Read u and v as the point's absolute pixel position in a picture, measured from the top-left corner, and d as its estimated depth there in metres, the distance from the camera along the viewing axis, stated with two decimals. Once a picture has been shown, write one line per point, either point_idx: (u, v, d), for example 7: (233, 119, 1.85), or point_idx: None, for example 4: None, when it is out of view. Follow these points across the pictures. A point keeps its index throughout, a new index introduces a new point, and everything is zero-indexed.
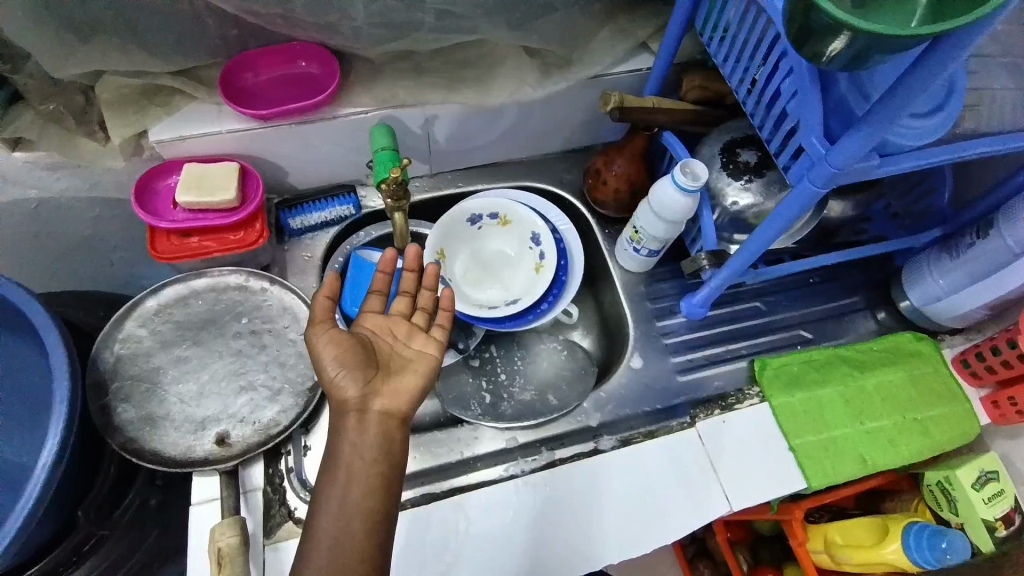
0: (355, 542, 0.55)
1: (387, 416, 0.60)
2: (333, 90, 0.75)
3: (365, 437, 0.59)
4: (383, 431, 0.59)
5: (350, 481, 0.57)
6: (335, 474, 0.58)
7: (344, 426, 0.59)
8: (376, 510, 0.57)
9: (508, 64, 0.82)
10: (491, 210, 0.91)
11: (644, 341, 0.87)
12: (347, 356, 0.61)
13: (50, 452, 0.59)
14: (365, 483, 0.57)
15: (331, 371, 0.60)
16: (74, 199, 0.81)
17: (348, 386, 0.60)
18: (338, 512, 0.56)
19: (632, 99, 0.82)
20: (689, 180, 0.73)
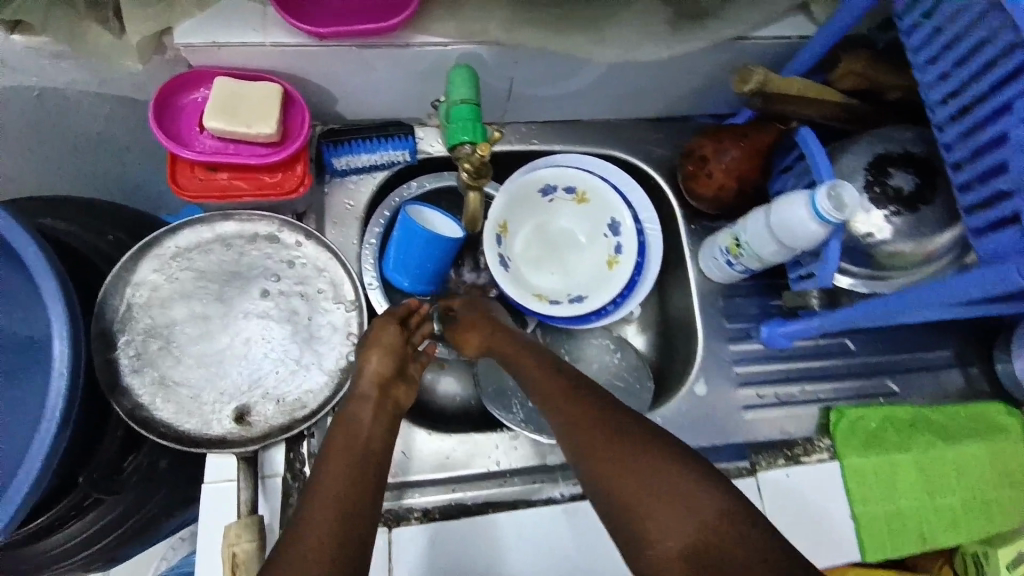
0: (367, 490, 0.50)
1: (396, 405, 0.59)
2: (411, 11, 0.58)
3: (379, 411, 0.57)
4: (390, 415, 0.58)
5: (371, 429, 0.55)
6: (349, 432, 0.55)
7: (363, 394, 0.58)
8: (379, 468, 0.53)
9: (633, 8, 0.63)
10: (568, 183, 0.77)
11: (713, 365, 0.78)
12: (392, 344, 0.61)
13: (49, 424, 0.52)
14: (380, 441, 0.55)
15: (372, 349, 0.60)
16: (83, 91, 0.67)
17: (381, 365, 0.60)
18: (347, 451, 0.52)
19: (781, 80, 0.64)
20: (830, 207, 0.58)
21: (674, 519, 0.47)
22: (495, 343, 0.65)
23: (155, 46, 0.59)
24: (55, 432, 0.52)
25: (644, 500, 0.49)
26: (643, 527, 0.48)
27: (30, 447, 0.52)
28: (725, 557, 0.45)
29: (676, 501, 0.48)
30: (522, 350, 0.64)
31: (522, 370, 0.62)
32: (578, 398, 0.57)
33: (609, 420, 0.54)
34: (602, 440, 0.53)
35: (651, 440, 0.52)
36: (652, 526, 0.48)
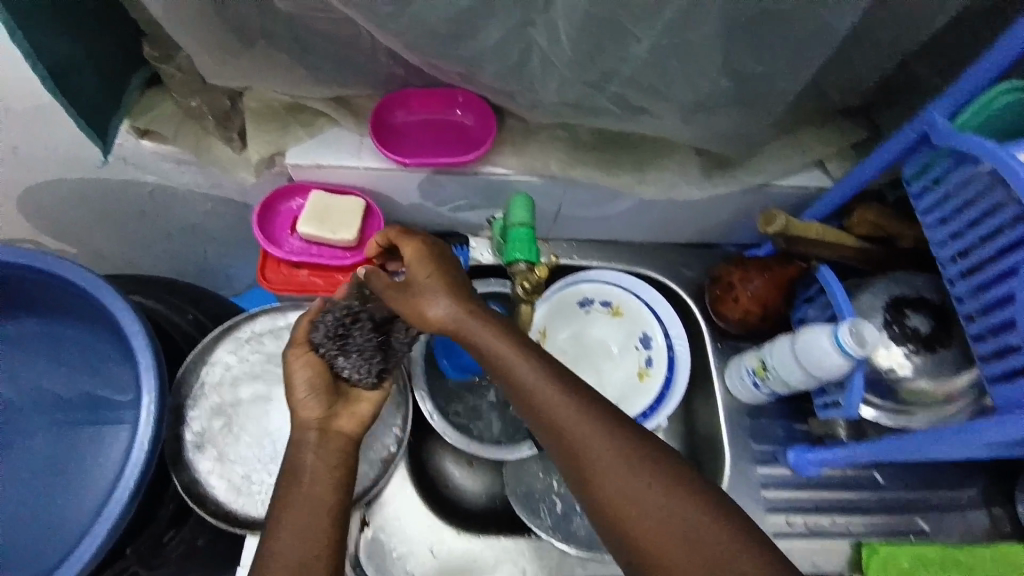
0: (318, 533, 0.55)
1: (346, 439, 0.61)
2: (483, 150, 0.68)
3: (326, 454, 0.59)
4: (342, 451, 0.60)
5: (315, 481, 0.57)
6: (299, 478, 0.57)
7: (305, 440, 0.60)
8: (337, 509, 0.57)
9: (673, 157, 0.73)
10: (604, 297, 0.85)
11: (741, 488, 0.78)
12: (320, 381, 0.61)
13: (126, 487, 0.57)
14: (329, 480, 0.58)
15: (299, 393, 0.61)
16: (190, 191, 0.77)
17: (313, 408, 0.60)
18: (298, 512, 0.55)
19: (800, 225, 0.71)
20: (853, 343, 0.63)
21: (691, 561, 0.49)
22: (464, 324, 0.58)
23: (267, 163, 0.69)
24: (124, 504, 0.56)
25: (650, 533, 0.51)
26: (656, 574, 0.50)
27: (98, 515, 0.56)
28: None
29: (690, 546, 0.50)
30: (493, 333, 0.58)
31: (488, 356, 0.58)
32: (572, 413, 0.55)
33: (607, 449, 0.54)
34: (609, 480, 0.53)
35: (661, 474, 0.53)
36: (671, 566, 0.50)
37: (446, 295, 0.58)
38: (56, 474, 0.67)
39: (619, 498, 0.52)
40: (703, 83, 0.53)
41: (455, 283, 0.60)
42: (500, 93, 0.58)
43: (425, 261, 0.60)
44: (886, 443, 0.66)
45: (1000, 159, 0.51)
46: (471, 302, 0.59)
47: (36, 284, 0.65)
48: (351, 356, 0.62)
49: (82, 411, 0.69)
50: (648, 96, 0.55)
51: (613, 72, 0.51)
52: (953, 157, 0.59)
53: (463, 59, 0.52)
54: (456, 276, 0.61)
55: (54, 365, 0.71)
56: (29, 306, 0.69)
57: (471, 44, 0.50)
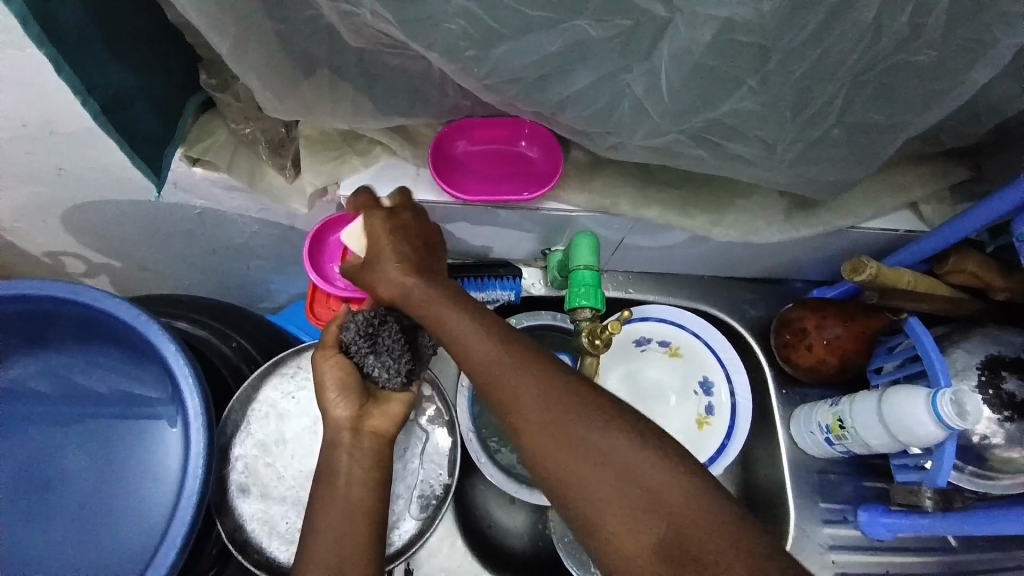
0: (355, 536, 0.53)
1: (378, 436, 0.58)
2: (550, 186, 0.64)
3: (362, 452, 0.57)
4: (376, 448, 0.57)
5: (351, 483, 0.55)
6: (332, 482, 0.55)
7: (339, 442, 0.57)
8: (372, 509, 0.55)
9: (752, 195, 0.67)
10: (663, 336, 0.80)
11: (804, 548, 0.74)
12: (350, 382, 0.59)
13: (174, 539, 0.55)
14: (365, 481, 0.56)
15: (330, 394, 0.58)
16: (238, 214, 0.74)
17: (343, 407, 0.58)
18: (337, 509, 0.54)
19: (892, 273, 0.65)
20: (951, 413, 0.57)
21: (632, 515, 0.45)
22: (432, 293, 0.56)
23: (320, 192, 0.66)
24: (173, 558, 0.54)
25: (641, 507, 0.45)
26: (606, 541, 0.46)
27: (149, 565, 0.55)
28: (699, 553, 0.43)
29: (620, 482, 0.46)
30: (434, 291, 0.56)
31: (445, 323, 0.54)
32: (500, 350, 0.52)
33: (564, 403, 0.49)
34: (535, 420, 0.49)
35: (589, 406, 0.49)
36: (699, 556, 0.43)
37: (398, 265, 0.57)
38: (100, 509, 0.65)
39: (614, 485, 0.46)
40: (812, 132, 0.48)
41: (411, 250, 0.58)
42: (581, 134, 0.54)
43: (390, 236, 0.58)
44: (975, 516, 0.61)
45: None
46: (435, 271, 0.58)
47: (85, 315, 0.63)
48: (381, 355, 0.61)
49: (116, 445, 0.67)
50: (749, 145, 0.50)
51: (713, 123, 0.47)
52: None
53: (549, 102, 0.48)
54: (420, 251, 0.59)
55: (96, 393, 0.68)
56: (76, 334, 0.67)
57: (560, 89, 0.46)
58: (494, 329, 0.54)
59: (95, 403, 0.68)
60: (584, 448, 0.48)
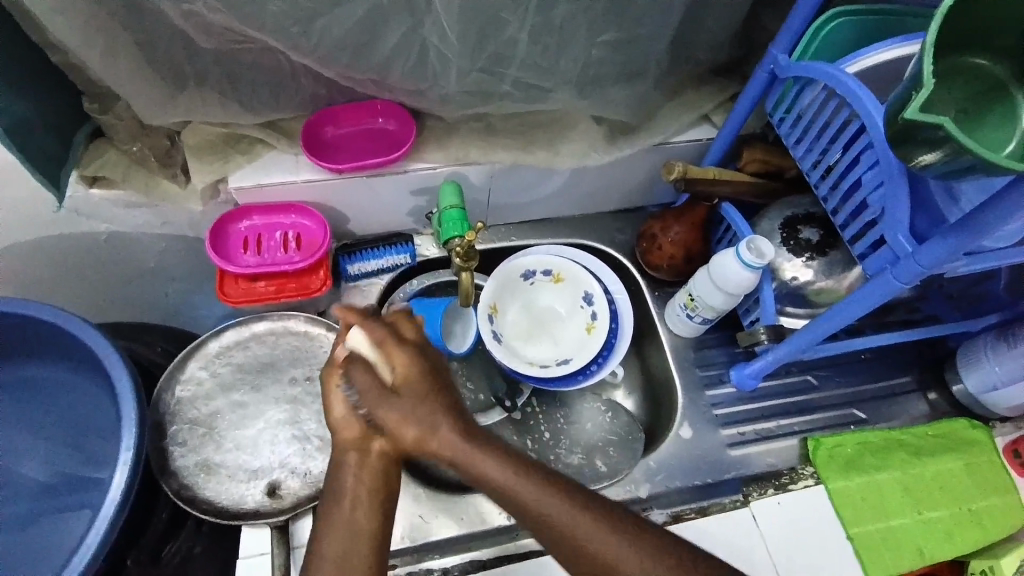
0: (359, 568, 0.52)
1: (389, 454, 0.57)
2: (408, 148, 0.76)
3: (368, 476, 0.56)
4: (383, 467, 0.57)
5: (357, 509, 0.54)
6: (339, 499, 0.55)
7: (346, 461, 0.56)
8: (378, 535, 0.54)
9: (578, 128, 0.83)
10: (545, 267, 0.93)
11: (692, 411, 0.86)
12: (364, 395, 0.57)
13: (114, 497, 0.61)
14: (372, 511, 0.55)
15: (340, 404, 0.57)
16: (145, 233, 0.82)
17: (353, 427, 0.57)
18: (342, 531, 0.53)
19: (695, 170, 0.82)
20: (752, 257, 0.74)
21: None
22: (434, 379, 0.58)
23: (212, 191, 0.76)
24: (115, 512, 0.61)
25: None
26: None
27: (93, 523, 0.61)
28: None
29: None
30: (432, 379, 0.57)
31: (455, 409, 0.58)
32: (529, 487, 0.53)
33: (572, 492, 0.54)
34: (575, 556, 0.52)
35: (612, 527, 0.52)
36: None
37: (411, 359, 0.58)
38: (72, 500, 0.75)
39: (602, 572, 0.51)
40: (576, 53, 0.64)
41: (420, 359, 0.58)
42: (413, 92, 0.67)
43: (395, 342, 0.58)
44: (798, 337, 0.74)
45: (834, 76, 0.63)
46: (438, 371, 0.58)
47: (30, 330, 0.71)
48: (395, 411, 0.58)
49: (81, 445, 0.78)
50: (536, 72, 0.66)
51: (500, 57, 0.62)
52: (798, 83, 0.70)
53: (373, 64, 0.61)
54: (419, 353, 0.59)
55: (67, 405, 0.79)
56: (28, 350, 0.75)
57: (375, 52, 0.60)
58: (534, 475, 0.55)
59: (65, 412, 0.78)
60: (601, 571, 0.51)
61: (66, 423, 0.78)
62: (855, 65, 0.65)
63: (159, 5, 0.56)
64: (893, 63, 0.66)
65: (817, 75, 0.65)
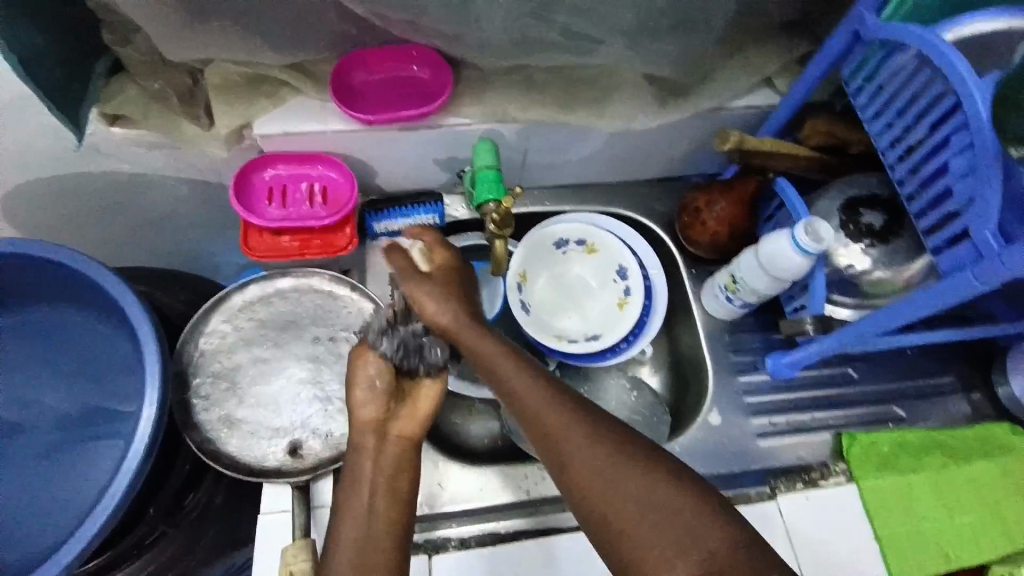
0: (377, 552, 0.55)
1: (404, 439, 0.61)
2: (442, 99, 0.71)
3: (386, 456, 0.60)
4: (401, 451, 0.61)
5: (376, 494, 0.58)
6: (358, 488, 0.58)
7: (364, 444, 0.61)
8: (401, 521, 0.57)
9: (626, 86, 0.76)
10: (578, 236, 0.88)
11: (723, 397, 0.83)
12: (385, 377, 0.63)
13: (138, 449, 0.61)
14: (390, 493, 0.58)
15: (358, 392, 0.62)
16: (166, 176, 0.79)
17: (371, 411, 0.62)
18: (360, 513, 0.57)
19: (752, 140, 0.75)
20: (810, 241, 0.68)
21: (628, 506, 0.51)
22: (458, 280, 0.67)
23: (236, 136, 0.71)
24: (138, 465, 0.60)
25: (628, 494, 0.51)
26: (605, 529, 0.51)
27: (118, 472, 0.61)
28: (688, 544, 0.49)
29: (653, 511, 0.51)
30: (457, 285, 0.66)
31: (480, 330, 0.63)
32: (538, 398, 0.58)
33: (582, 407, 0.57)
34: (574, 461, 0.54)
35: (616, 441, 0.55)
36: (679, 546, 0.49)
37: (453, 269, 0.68)
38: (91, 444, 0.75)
39: (602, 483, 0.53)
40: None
41: (464, 268, 0.69)
42: (451, 37, 0.61)
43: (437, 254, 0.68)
44: (850, 328, 0.69)
45: (931, 42, 0.55)
46: (467, 282, 0.68)
47: (50, 271, 0.69)
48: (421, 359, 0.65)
49: (102, 390, 0.77)
50: (588, 19, 0.59)
51: None
52: (885, 47, 0.61)
53: (409, 2, 0.55)
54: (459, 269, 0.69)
55: (88, 347, 0.78)
56: (52, 291, 0.74)
57: None
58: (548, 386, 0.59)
59: (90, 357, 0.78)
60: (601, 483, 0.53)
61: (88, 366, 0.78)
62: (951, 34, 0.57)
63: None
64: (1003, 32, 0.57)
65: (910, 40, 0.57)
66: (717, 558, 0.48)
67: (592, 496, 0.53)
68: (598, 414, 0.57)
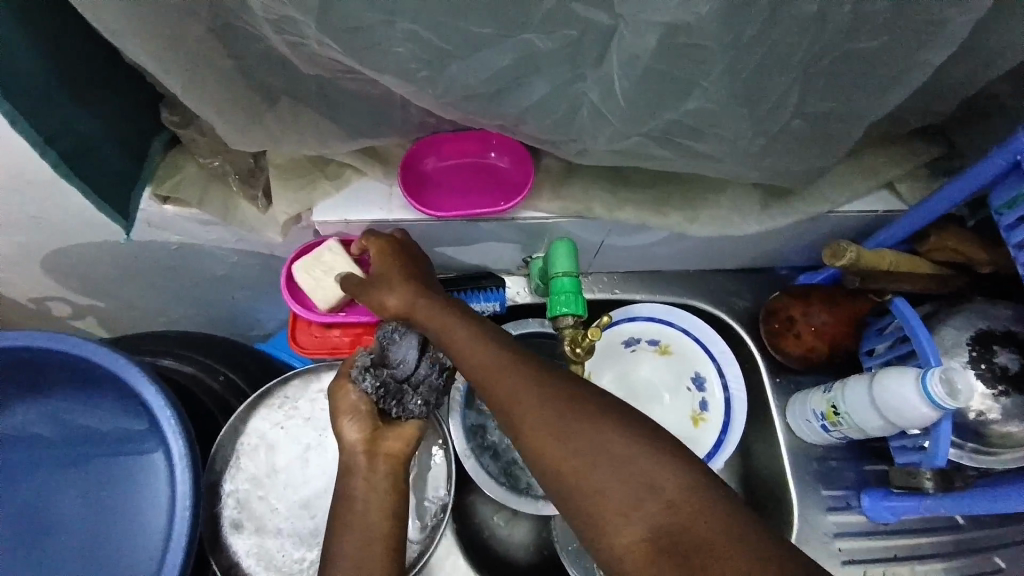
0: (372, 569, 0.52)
1: (393, 457, 0.58)
2: (521, 195, 0.64)
3: (378, 476, 0.56)
4: (393, 470, 0.57)
5: (369, 507, 0.55)
6: (348, 505, 0.55)
7: (355, 468, 0.57)
8: (391, 536, 0.54)
9: (727, 187, 0.67)
10: (651, 335, 0.79)
11: (811, 540, 0.73)
12: (361, 406, 0.59)
13: None
14: (383, 508, 0.55)
15: (343, 420, 0.59)
16: (215, 246, 0.74)
17: (356, 431, 0.58)
18: (354, 529, 0.53)
19: (869, 257, 0.66)
20: (942, 393, 0.57)
21: (639, 505, 0.47)
22: (419, 276, 0.61)
23: (293, 221, 0.66)
24: None
25: (620, 479, 0.48)
26: (617, 533, 0.47)
27: None
28: (704, 543, 0.44)
29: (649, 500, 0.47)
30: (413, 275, 0.61)
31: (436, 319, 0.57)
32: (513, 381, 0.53)
33: (563, 390, 0.53)
34: (565, 448, 0.50)
35: (607, 421, 0.51)
36: (695, 538, 0.45)
37: (408, 261, 0.62)
38: None
39: (596, 472, 0.49)
40: (772, 124, 0.48)
41: (418, 256, 0.63)
42: (546, 143, 0.54)
43: (390, 254, 0.62)
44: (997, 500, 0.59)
45: None
46: (425, 271, 0.62)
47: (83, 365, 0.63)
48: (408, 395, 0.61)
49: None
50: (710, 140, 0.50)
51: (674, 122, 0.48)
52: None
53: (509, 115, 0.48)
54: (409, 257, 0.63)
55: None
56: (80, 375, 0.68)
57: (515, 103, 0.46)
58: (522, 366, 0.54)
59: None
60: (597, 477, 0.49)
61: None
62: None
63: (256, 25, 0.44)
64: None
65: None
66: (718, 542, 0.44)
67: (588, 493, 0.49)
68: (616, 414, 0.51)
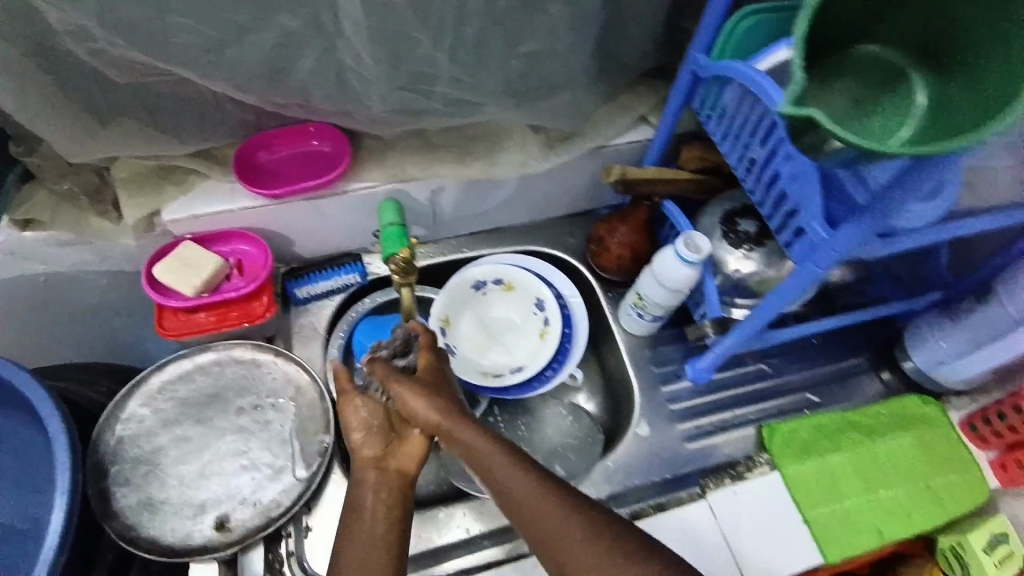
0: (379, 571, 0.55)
1: (402, 474, 0.60)
2: (343, 168, 0.77)
3: (385, 491, 0.59)
4: (400, 488, 0.59)
5: (376, 519, 0.57)
6: (360, 516, 0.57)
7: (365, 479, 0.60)
8: (396, 544, 0.57)
9: (513, 138, 0.83)
10: (496, 277, 0.93)
11: (649, 408, 0.87)
12: (375, 419, 0.63)
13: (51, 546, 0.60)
14: (390, 516, 0.58)
15: (356, 433, 0.62)
16: (82, 270, 0.81)
17: (372, 446, 0.61)
18: (359, 544, 0.56)
19: (635, 171, 0.83)
20: (691, 252, 0.75)
21: None
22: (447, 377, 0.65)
23: (146, 225, 0.75)
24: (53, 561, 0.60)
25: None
26: None
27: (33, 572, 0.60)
28: None
29: None
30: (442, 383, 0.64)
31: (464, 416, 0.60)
32: (524, 484, 0.57)
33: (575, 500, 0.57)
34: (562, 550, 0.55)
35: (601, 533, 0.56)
36: None
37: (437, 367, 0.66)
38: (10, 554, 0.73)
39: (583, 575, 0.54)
40: (496, 67, 0.65)
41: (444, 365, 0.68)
42: (339, 112, 0.68)
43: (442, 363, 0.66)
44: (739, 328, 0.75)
45: (746, 74, 0.63)
46: (445, 380, 0.66)
47: None
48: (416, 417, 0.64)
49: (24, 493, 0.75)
50: (459, 88, 0.66)
51: (419, 74, 0.63)
52: (716, 81, 0.71)
53: (292, 88, 0.61)
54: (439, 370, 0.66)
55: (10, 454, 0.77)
56: None
57: (293, 77, 0.60)
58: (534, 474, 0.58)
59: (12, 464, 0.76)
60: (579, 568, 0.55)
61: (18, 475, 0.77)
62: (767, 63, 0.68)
63: (66, 46, 0.55)
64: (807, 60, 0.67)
65: (733, 74, 0.65)
66: None
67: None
68: (603, 523, 0.57)
